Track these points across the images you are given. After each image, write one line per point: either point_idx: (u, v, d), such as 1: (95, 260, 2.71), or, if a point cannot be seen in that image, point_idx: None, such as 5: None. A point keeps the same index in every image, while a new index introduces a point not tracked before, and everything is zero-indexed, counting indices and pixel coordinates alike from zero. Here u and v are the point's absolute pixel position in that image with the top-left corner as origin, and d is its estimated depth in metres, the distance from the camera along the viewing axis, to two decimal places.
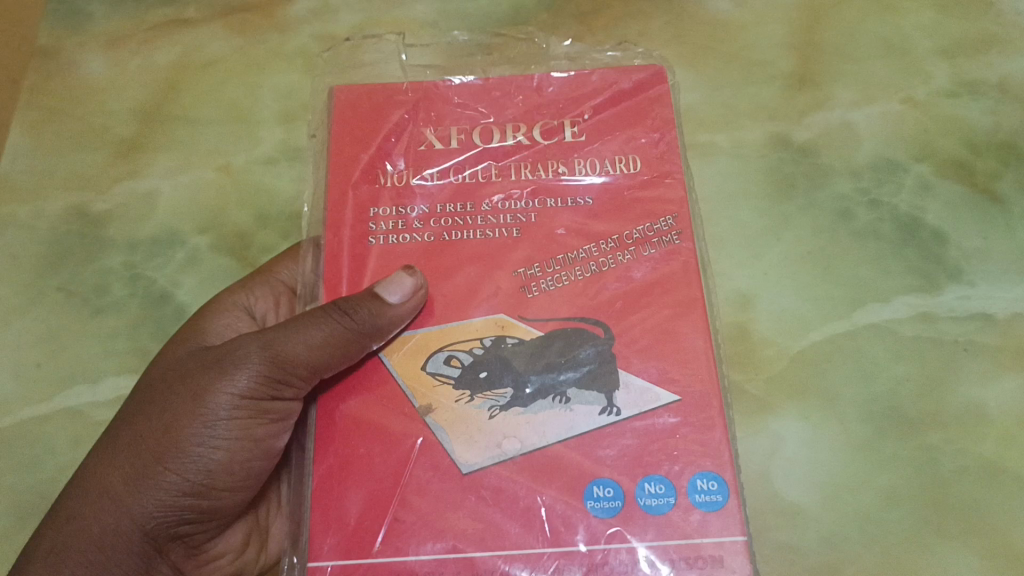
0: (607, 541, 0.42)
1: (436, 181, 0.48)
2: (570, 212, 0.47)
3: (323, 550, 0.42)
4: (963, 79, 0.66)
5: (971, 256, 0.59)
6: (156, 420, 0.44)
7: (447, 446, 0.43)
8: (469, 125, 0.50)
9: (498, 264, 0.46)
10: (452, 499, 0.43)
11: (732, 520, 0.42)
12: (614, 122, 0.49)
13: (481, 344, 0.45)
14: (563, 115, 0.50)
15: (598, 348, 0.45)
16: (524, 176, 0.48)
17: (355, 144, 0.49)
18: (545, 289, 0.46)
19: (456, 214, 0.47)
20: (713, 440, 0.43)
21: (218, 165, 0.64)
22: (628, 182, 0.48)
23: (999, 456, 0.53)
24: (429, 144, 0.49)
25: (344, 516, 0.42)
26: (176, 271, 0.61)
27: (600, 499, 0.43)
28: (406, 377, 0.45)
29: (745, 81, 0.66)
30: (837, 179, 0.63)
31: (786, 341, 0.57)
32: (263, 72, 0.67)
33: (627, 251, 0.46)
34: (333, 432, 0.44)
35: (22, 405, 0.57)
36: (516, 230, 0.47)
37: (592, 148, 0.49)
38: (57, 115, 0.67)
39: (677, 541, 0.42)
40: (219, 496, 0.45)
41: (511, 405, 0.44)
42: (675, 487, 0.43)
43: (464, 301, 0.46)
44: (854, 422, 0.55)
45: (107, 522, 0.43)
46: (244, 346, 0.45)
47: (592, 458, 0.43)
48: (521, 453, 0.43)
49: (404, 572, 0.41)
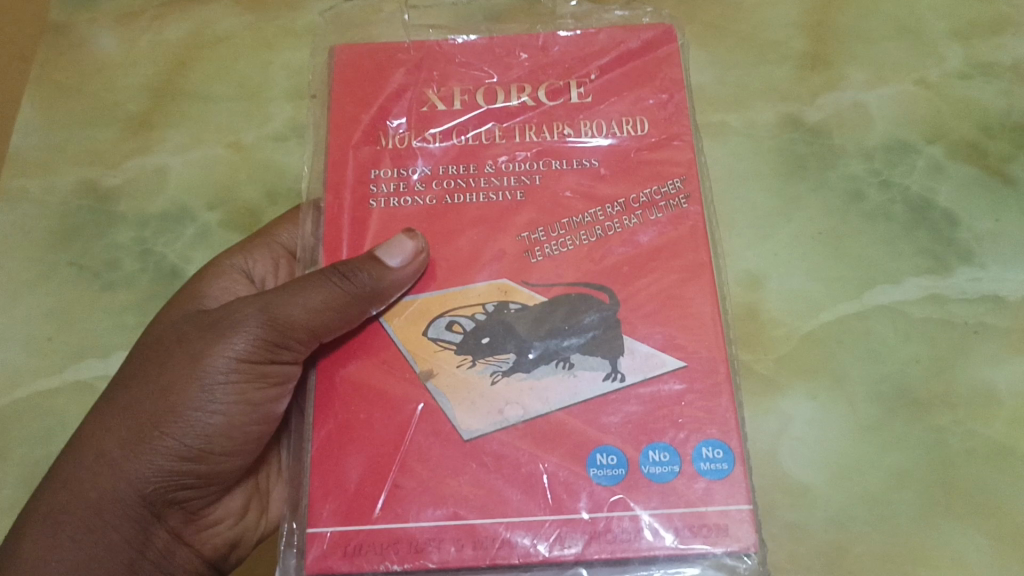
0: (610, 508, 0.41)
1: (439, 142, 0.47)
2: (575, 175, 0.47)
3: (321, 515, 0.42)
4: (976, 61, 0.65)
5: (982, 238, 0.59)
6: (153, 383, 0.44)
7: (448, 412, 0.43)
8: (473, 86, 0.49)
9: (502, 227, 0.46)
10: (453, 465, 0.42)
11: (737, 488, 0.42)
12: (621, 83, 0.49)
13: (483, 309, 0.44)
14: (569, 75, 0.49)
15: (602, 315, 0.44)
16: (529, 138, 0.48)
17: (356, 104, 0.48)
18: (549, 254, 0.45)
19: (459, 176, 0.47)
20: (719, 408, 0.43)
21: (229, 142, 0.65)
22: (635, 144, 0.47)
23: (1008, 437, 0.52)
24: (432, 104, 0.49)
25: (343, 481, 0.42)
26: (187, 246, 0.62)
27: (603, 466, 0.42)
28: (407, 342, 0.44)
29: (756, 61, 0.66)
30: (848, 160, 0.62)
31: (796, 321, 0.57)
32: (273, 49, 0.68)
33: (633, 215, 0.46)
34: (333, 397, 0.44)
35: (34, 377, 0.57)
36: (520, 193, 0.46)
37: (599, 110, 0.48)
38: (69, 91, 0.67)
39: (681, 509, 0.41)
40: (217, 461, 0.45)
41: (514, 370, 0.43)
42: (680, 455, 0.42)
43: (467, 265, 0.45)
44: (863, 402, 0.54)
45: (104, 486, 0.43)
46: (240, 311, 0.45)
47: (596, 425, 0.43)
48: (524, 419, 0.43)
49: (404, 538, 0.41)
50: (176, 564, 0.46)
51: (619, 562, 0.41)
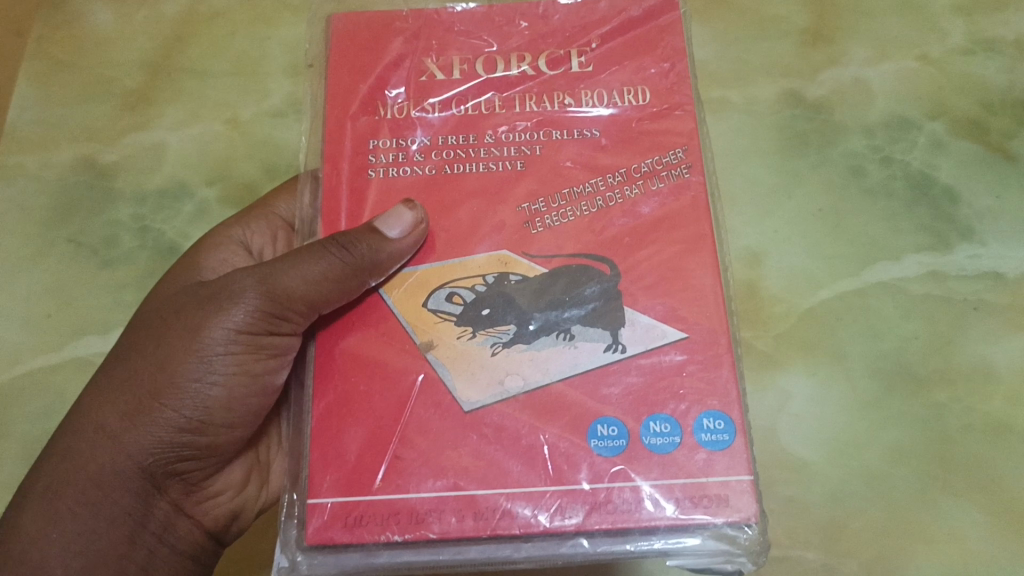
0: (611, 479, 0.41)
1: (438, 112, 0.47)
2: (576, 145, 0.46)
3: (322, 486, 0.41)
4: (979, 37, 0.65)
5: (982, 215, 0.59)
6: (152, 355, 0.44)
7: (448, 383, 0.43)
8: (472, 55, 0.49)
9: (502, 198, 0.46)
10: (453, 436, 0.42)
11: (738, 459, 0.42)
12: (622, 52, 0.48)
13: (483, 281, 0.44)
14: (570, 44, 0.49)
15: (603, 286, 0.44)
16: (529, 108, 0.47)
17: (354, 74, 0.48)
18: (549, 225, 0.45)
19: (458, 146, 0.46)
20: (720, 379, 0.43)
21: (227, 118, 0.65)
22: (636, 114, 0.47)
23: (1007, 414, 0.53)
24: (431, 74, 0.48)
25: (343, 453, 0.42)
26: (186, 223, 0.62)
27: (604, 437, 0.42)
28: (408, 314, 0.44)
29: (757, 36, 0.66)
30: (849, 136, 0.62)
31: (795, 299, 0.57)
32: (271, 25, 0.68)
33: (634, 185, 0.46)
34: (333, 368, 0.43)
35: (34, 354, 0.57)
36: (520, 163, 0.46)
37: (599, 79, 0.48)
38: (64, 66, 0.67)
39: (682, 480, 0.41)
40: (217, 432, 0.45)
41: (514, 341, 0.43)
42: (681, 426, 0.42)
43: (466, 236, 0.45)
44: (861, 379, 0.54)
45: (104, 459, 0.43)
46: (238, 280, 0.45)
47: (596, 396, 0.43)
48: (524, 390, 0.43)
49: (405, 509, 0.41)
50: (178, 536, 0.46)
51: (620, 533, 0.41)
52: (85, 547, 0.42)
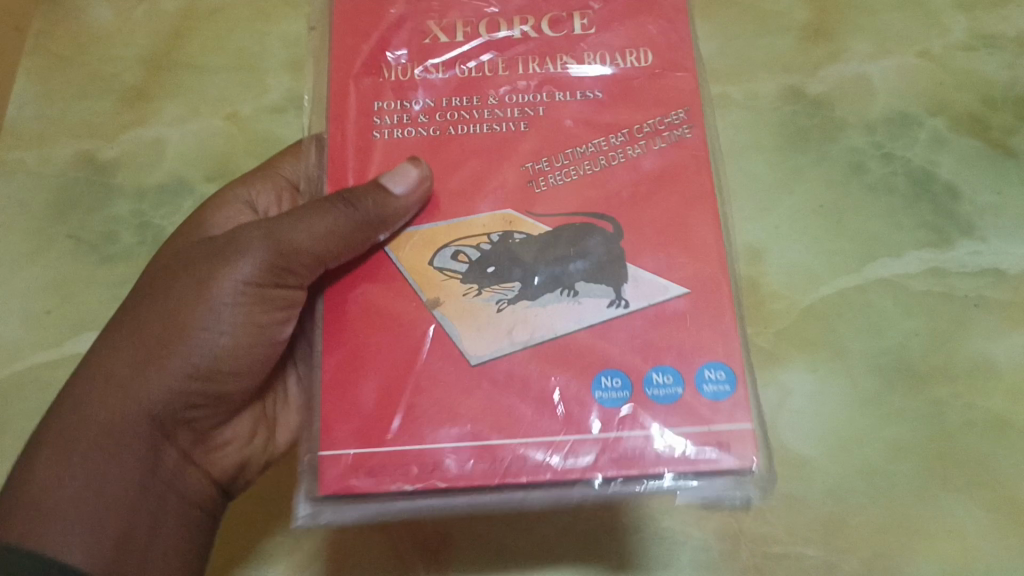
0: (618, 427, 0.41)
1: (440, 73, 0.46)
2: (579, 105, 0.45)
3: (338, 437, 0.41)
4: (980, 33, 0.65)
5: (983, 211, 0.59)
6: (163, 304, 0.44)
7: (455, 340, 0.42)
8: (473, 17, 0.47)
9: (505, 159, 0.45)
10: (462, 390, 0.41)
11: (741, 406, 0.41)
12: (624, 12, 0.47)
13: (488, 239, 0.43)
14: (570, 5, 0.47)
15: (607, 242, 0.43)
16: (532, 69, 0.46)
17: (355, 37, 0.47)
18: (553, 185, 0.44)
19: (462, 107, 0.45)
20: (723, 330, 0.42)
21: (226, 114, 0.65)
22: (638, 73, 0.46)
23: (1007, 410, 0.53)
24: (432, 35, 0.47)
25: (354, 408, 0.41)
26: (185, 219, 0.62)
27: (609, 389, 0.41)
28: (414, 271, 0.43)
29: (758, 31, 0.65)
30: (850, 132, 0.62)
31: (796, 295, 0.57)
32: (271, 21, 0.68)
33: (637, 144, 0.45)
34: (342, 325, 0.43)
35: (34, 350, 0.57)
36: (523, 124, 0.45)
37: (602, 39, 0.46)
38: (63, 63, 0.67)
39: (687, 428, 0.41)
40: (223, 380, 0.46)
41: (519, 297, 0.42)
42: (683, 376, 0.41)
43: (470, 195, 0.44)
44: (861, 375, 0.54)
45: (113, 406, 0.43)
46: (244, 237, 0.45)
47: (603, 351, 0.42)
48: (534, 344, 0.42)
49: (417, 461, 0.40)
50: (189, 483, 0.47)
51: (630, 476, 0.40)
52: (95, 489, 0.42)
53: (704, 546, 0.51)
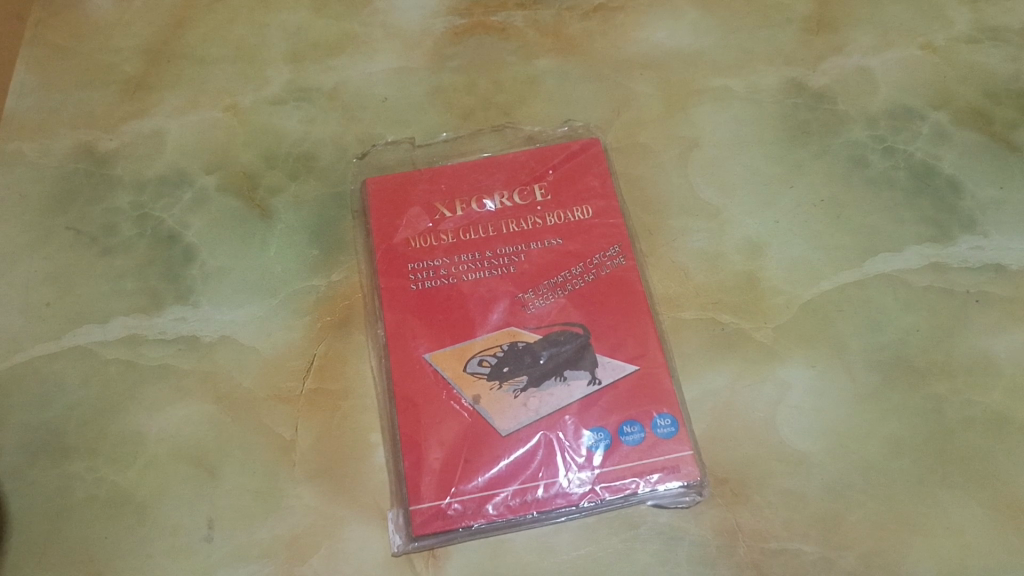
0: (599, 472, 0.50)
1: (447, 244, 0.58)
2: (546, 252, 0.58)
3: (424, 493, 0.50)
4: (984, 26, 0.68)
5: (985, 206, 0.59)
6: None
7: (488, 417, 0.52)
8: (468, 197, 0.60)
9: (500, 296, 0.56)
10: (496, 450, 0.51)
11: (685, 440, 0.51)
12: (569, 178, 0.60)
13: (500, 349, 0.54)
14: (531, 182, 0.61)
15: (579, 343, 0.54)
16: (512, 229, 0.59)
17: (382, 229, 0.59)
18: (539, 307, 0.56)
19: (467, 263, 0.57)
20: (665, 385, 0.53)
21: (226, 105, 0.66)
22: (586, 216, 0.59)
23: (1008, 407, 0.52)
24: (434, 222, 0.59)
25: (421, 480, 0.50)
26: (185, 211, 0.61)
27: (591, 438, 0.51)
28: (452, 375, 0.53)
29: (757, 25, 0.68)
30: (852, 126, 0.63)
31: (796, 290, 0.57)
32: (272, 13, 0.71)
33: (591, 272, 0.57)
34: (406, 411, 0.52)
35: (34, 340, 0.56)
36: (513, 267, 0.57)
37: (559, 206, 0.59)
38: (64, 53, 0.69)
39: (647, 461, 0.51)
40: None
41: (528, 384, 0.53)
42: (643, 422, 0.52)
43: (471, 327, 0.55)
44: (861, 371, 0.54)
45: None
46: None
47: (588, 410, 0.52)
48: (549, 409, 0.52)
49: (473, 500, 0.50)
50: None
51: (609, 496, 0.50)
52: None
53: (701, 541, 0.49)
